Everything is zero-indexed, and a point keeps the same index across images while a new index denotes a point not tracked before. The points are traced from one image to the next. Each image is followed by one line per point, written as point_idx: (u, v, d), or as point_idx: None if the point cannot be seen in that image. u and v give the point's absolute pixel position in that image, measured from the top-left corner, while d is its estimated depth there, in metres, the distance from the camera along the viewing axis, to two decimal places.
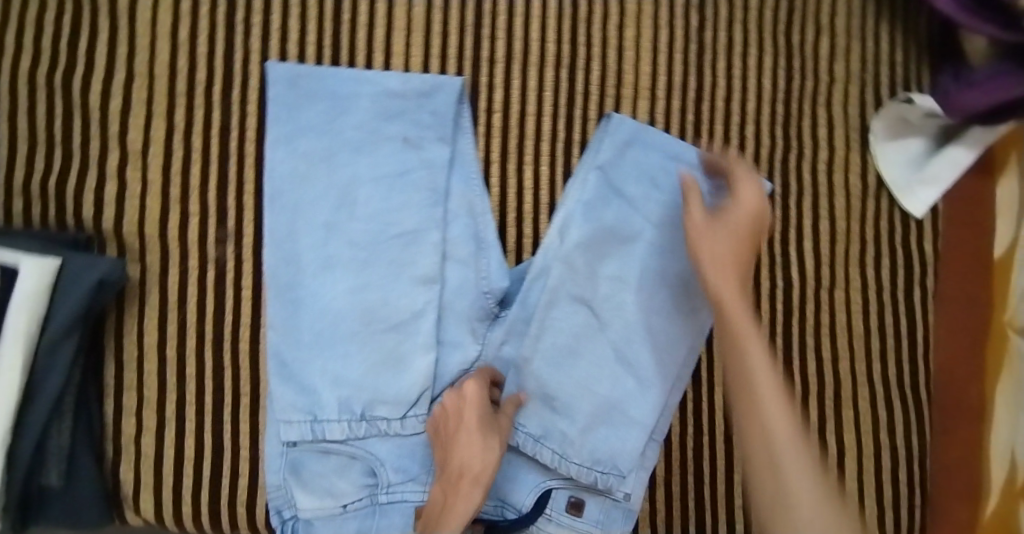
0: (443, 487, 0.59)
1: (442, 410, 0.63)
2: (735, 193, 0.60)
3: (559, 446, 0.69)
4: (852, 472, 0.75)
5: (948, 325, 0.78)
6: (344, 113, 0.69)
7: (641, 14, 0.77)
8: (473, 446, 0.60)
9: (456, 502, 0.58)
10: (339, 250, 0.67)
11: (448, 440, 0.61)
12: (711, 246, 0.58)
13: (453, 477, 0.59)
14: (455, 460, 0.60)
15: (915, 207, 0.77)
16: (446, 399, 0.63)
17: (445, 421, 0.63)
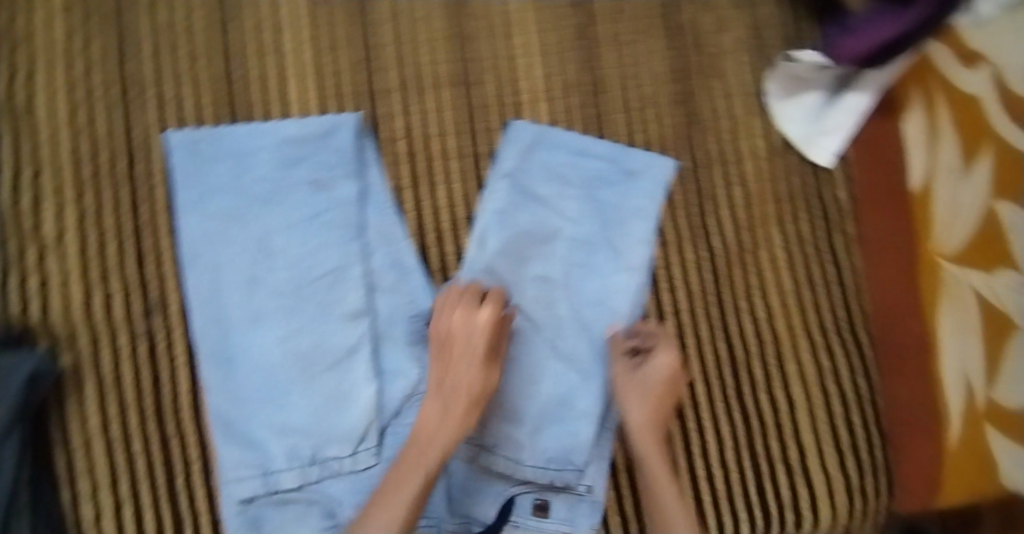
0: (443, 403, 0.66)
1: (455, 322, 0.68)
2: (655, 359, 0.71)
3: (513, 453, 0.71)
4: (806, 425, 0.77)
5: (880, 267, 0.80)
6: (248, 167, 0.70)
7: (527, 20, 0.79)
8: (476, 372, 0.67)
9: (450, 427, 0.65)
10: (265, 302, 0.68)
11: (449, 362, 0.67)
12: (630, 400, 0.70)
13: (451, 397, 0.66)
14: (457, 384, 0.67)
15: (821, 157, 0.80)
16: (459, 317, 0.68)
17: (454, 337, 0.68)
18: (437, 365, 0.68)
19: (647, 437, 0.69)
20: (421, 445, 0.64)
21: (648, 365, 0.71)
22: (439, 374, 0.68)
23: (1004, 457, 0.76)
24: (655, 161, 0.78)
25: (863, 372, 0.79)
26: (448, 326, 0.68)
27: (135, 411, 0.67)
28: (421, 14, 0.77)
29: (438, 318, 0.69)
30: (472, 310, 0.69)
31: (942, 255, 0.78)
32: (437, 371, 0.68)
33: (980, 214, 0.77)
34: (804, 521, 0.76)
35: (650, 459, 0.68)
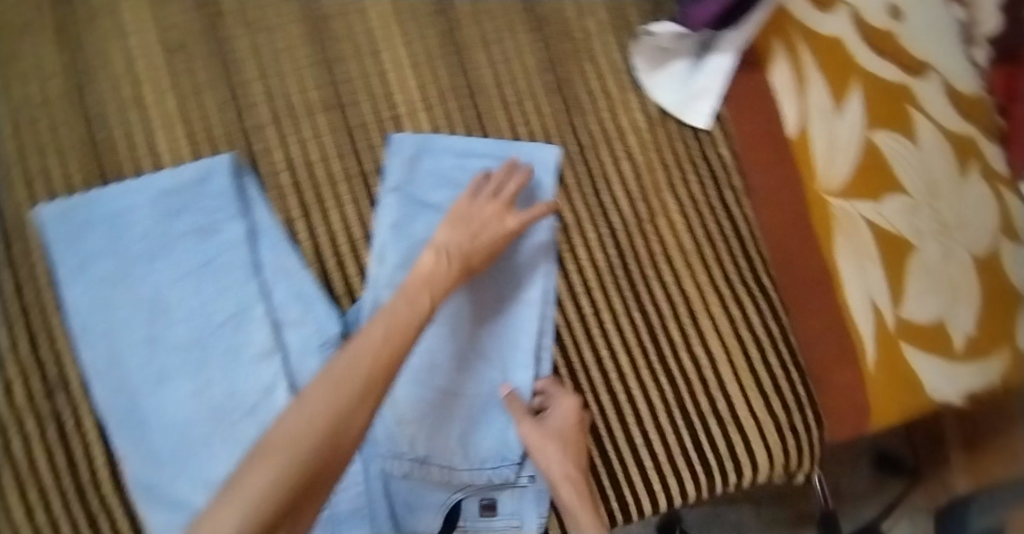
0: (443, 255, 0.69)
1: (488, 211, 0.73)
2: (558, 409, 0.74)
3: (447, 460, 0.75)
4: (731, 377, 0.81)
5: (770, 215, 0.84)
6: (128, 228, 0.70)
7: (391, 34, 0.80)
8: (484, 253, 0.71)
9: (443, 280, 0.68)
10: (169, 358, 0.69)
11: (463, 234, 0.71)
12: (549, 452, 0.72)
13: (454, 255, 0.69)
14: (465, 253, 0.70)
15: (697, 120, 0.83)
16: (496, 203, 0.73)
17: (476, 216, 0.72)
18: (449, 225, 0.71)
19: (571, 489, 0.70)
20: (422, 286, 0.66)
21: (552, 418, 0.74)
22: (450, 230, 0.71)
23: (923, 370, 0.80)
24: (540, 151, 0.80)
25: (772, 316, 0.83)
26: (475, 210, 0.73)
27: (54, 495, 0.65)
28: (282, 45, 0.77)
29: (469, 200, 0.74)
30: (502, 211, 0.73)
31: (827, 192, 0.82)
32: (447, 229, 0.71)
33: (860, 144, 0.83)
34: (744, 469, 0.79)
35: (583, 505, 0.70)
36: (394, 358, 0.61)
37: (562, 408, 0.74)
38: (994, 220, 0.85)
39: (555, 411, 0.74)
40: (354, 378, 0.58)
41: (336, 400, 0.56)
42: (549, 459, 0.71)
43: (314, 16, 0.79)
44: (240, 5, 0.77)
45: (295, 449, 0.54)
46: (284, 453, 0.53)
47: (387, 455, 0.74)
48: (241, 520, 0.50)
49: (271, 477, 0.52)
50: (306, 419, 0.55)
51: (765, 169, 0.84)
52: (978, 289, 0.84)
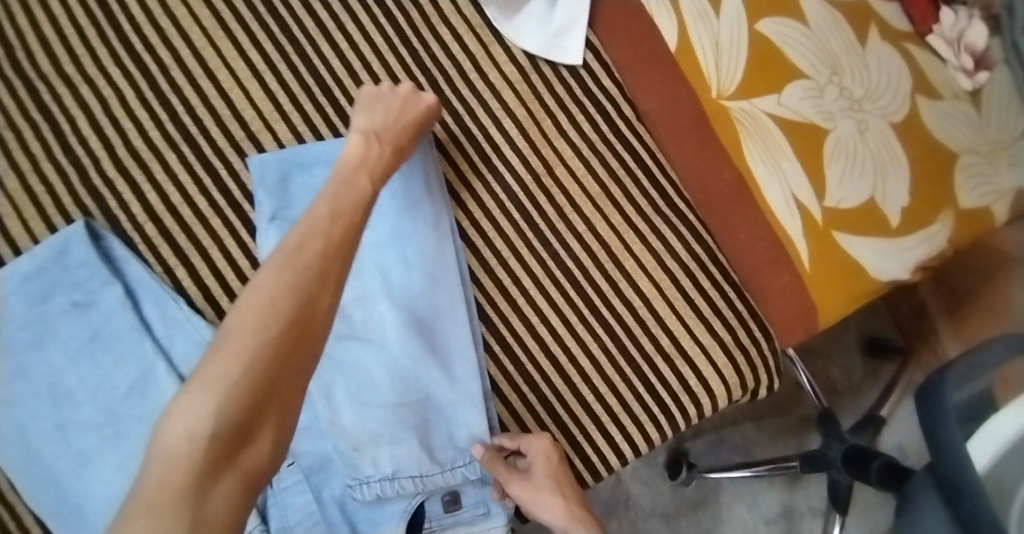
0: (371, 137, 0.68)
1: (401, 88, 0.72)
2: (536, 453, 0.70)
3: (415, 468, 0.71)
4: (666, 311, 0.77)
5: (671, 133, 0.79)
6: (3, 322, 0.68)
7: (221, 48, 0.74)
8: (411, 130, 0.71)
9: (376, 163, 0.67)
10: (85, 441, 0.67)
11: (384, 119, 0.70)
12: (546, 499, 0.69)
13: (382, 136, 0.69)
14: (395, 130, 0.70)
15: (570, 57, 0.79)
16: (406, 87, 0.73)
17: (389, 98, 0.72)
18: (364, 113, 0.70)
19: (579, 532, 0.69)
20: (357, 169, 0.65)
21: (536, 469, 0.70)
22: (368, 116, 0.70)
23: (861, 254, 0.76)
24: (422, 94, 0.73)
25: (695, 240, 0.79)
26: (387, 90, 0.72)
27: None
28: (109, 92, 0.72)
29: (375, 87, 0.73)
30: (413, 96, 0.72)
31: (721, 98, 0.76)
32: (364, 116, 0.70)
33: (744, 41, 0.77)
34: (702, 399, 0.77)
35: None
36: (345, 236, 0.59)
37: (534, 444, 0.70)
38: (905, 83, 0.79)
39: (533, 451, 0.70)
40: (307, 257, 0.56)
41: (295, 279, 0.54)
42: (545, 506, 0.69)
43: (136, 55, 0.73)
44: (54, 63, 0.72)
45: (272, 315, 0.51)
46: (250, 331, 0.50)
47: (353, 483, 0.70)
48: (217, 403, 0.48)
49: (245, 353, 0.49)
50: (271, 292, 0.53)
51: (654, 87, 0.78)
52: (904, 156, 0.78)
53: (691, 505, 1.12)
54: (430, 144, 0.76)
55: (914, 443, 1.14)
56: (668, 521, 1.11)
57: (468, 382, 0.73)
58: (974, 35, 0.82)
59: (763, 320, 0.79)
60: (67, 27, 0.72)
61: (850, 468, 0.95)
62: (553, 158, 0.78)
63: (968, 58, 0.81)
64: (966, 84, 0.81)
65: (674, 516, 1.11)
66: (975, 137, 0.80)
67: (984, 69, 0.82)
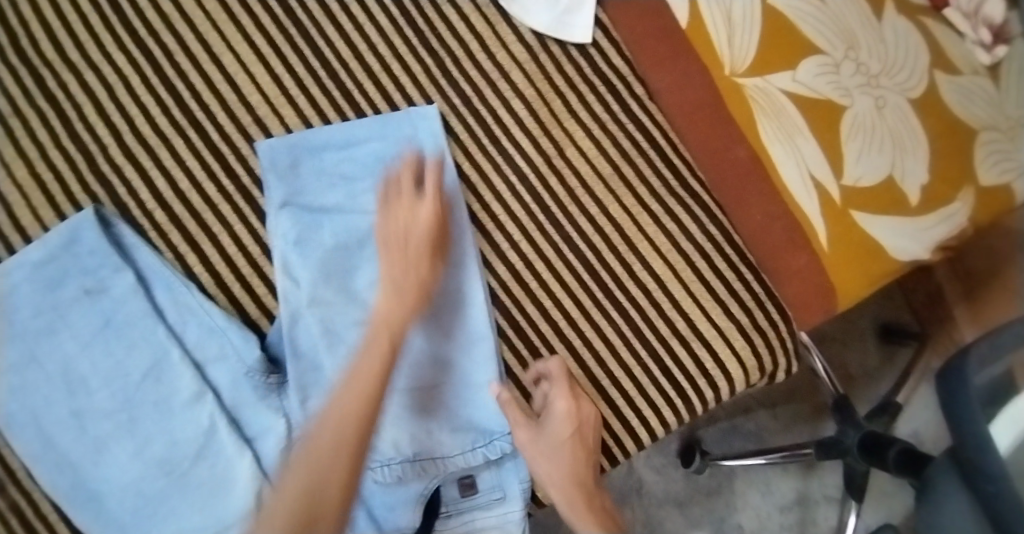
0: (392, 292, 0.67)
1: (402, 214, 0.68)
2: (560, 400, 0.69)
3: (438, 449, 0.71)
4: (681, 293, 0.75)
5: (685, 112, 0.77)
6: (17, 310, 0.68)
7: (224, 33, 0.73)
8: (431, 261, 0.68)
9: (414, 305, 0.67)
10: (101, 427, 0.67)
11: (404, 250, 0.68)
12: (566, 453, 0.69)
13: (405, 290, 0.67)
14: (423, 256, 0.67)
15: (578, 36, 0.77)
16: (404, 210, 0.68)
17: (395, 228, 0.68)
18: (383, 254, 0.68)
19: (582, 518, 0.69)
20: (380, 334, 0.65)
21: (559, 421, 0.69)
22: (388, 263, 0.68)
23: (880, 233, 0.74)
24: (423, 212, 0.68)
25: (711, 221, 0.77)
26: (393, 219, 0.68)
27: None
28: (115, 79, 0.71)
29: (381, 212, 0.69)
30: (417, 201, 0.68)
31: (735, 75, 0.75)
32: (386, 264, 0.67)
33: (757, 14, 0.76)
34: (719, 382, 0.75)
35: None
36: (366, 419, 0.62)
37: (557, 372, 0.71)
38: (922, 56, 0.78)
39: (558, 394, 0.69)
40: (325, 441, 0.60)
41: (314, 467, 0.59)
42: (562, 463, 0.69)
43: (141, 41, 0.72)
44: (59, 50, 0.71)
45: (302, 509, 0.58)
46: (279, 517, 0.58)
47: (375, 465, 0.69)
48: None
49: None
50: (302, 480, 0.59)
51: (666, 66, 0.77)
52: (922, 131, 0.76)
53: (705, 493, 1.11)
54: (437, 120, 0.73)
55: (930, 428, 1.13)
56: (679, 507, 1.10)
57: (485, 364, 0.72)
58: (993, 8, 0.77)
59: (788, 304, 0.76)
60: (71, 13, 0.71)
61: (866, 456, 0.93)
62: (565, 140, 0.76)
63: (986, 32, 0.77)
64: (984, 59, 0.78)
65: (686, 502, 1.11)
66: (991, 113, 0.77)
67: (1004, 43, 0.77)
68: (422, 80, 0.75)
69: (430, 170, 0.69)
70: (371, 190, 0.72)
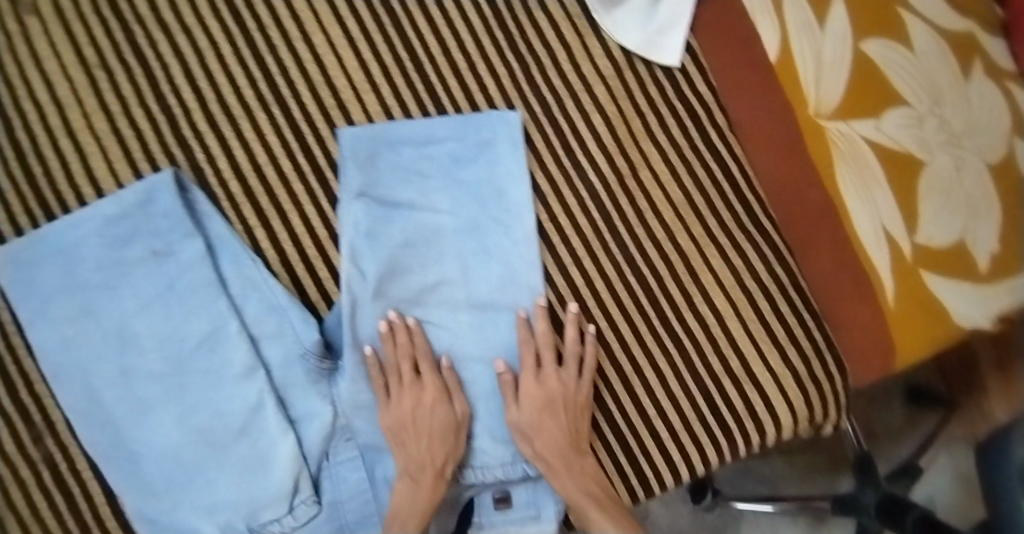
0: (412, 475, 0.67)
1: (406, 399, 0.68)
2: (525, 385, 0.69)
3: (478, 459, 0.71)
4: (740, 331, 0.74)
5: (765, 149, 0.76)
6: (81, 262, 0.67)
7: (318, 12, 0.73)
8: (444, 436, 0.68)
9: (433, 493, 0.66)
10: (148, 390, 0.67)
11: (418, 437, 0.67)
12: (553, 429, 0.68)
13: (426, 468, 0.67)
14: (436, 438, 0.68)
15: (667, 57, 0.76)
16: (409, 394, 0.68)
17: (403, 411, 0.68)
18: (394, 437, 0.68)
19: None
20: (410, 511, 0.65)
21: (529, 402, 0.69)
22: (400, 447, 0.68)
23: (943, 294, 0.73)
24: (425, 391, 0.68)
25: (777, 260, 0.76)
26: (394, 404, 0.68)
27: (62, 531, 0.66)
28: (205, 44, 0.71)
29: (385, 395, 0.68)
30: (416, 382, 0.69)
31: (819, 116, 0.73)
32: (398, 448, 0.68)
33: (848, 60, 0.76)
34: (767, 427, 0.73)
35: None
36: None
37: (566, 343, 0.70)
38: (1006, 121, 0.77)
39: (525, 378, 0.69)
40: None
41: None
42: (551, 442, 0.68)
43: (236, 9, 0.72)
44: (154, 9, 0.71)
45: None
46: None
47: None
48: None
49: None
50: None
51: (751, 102, 0.76)
52: (998, 199, 0.75)
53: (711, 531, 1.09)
54: (519, 127, 0.73)
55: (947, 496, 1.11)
56: None
57: None
58: None
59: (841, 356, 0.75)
60: None
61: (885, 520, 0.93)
62: (640, 161, 0.76)
63: None
64: None
65: None
66: None
67: None
68: (505, 84, 0.75)
69: (421, 353, 0.69)
70: (443, 191, 0.72)
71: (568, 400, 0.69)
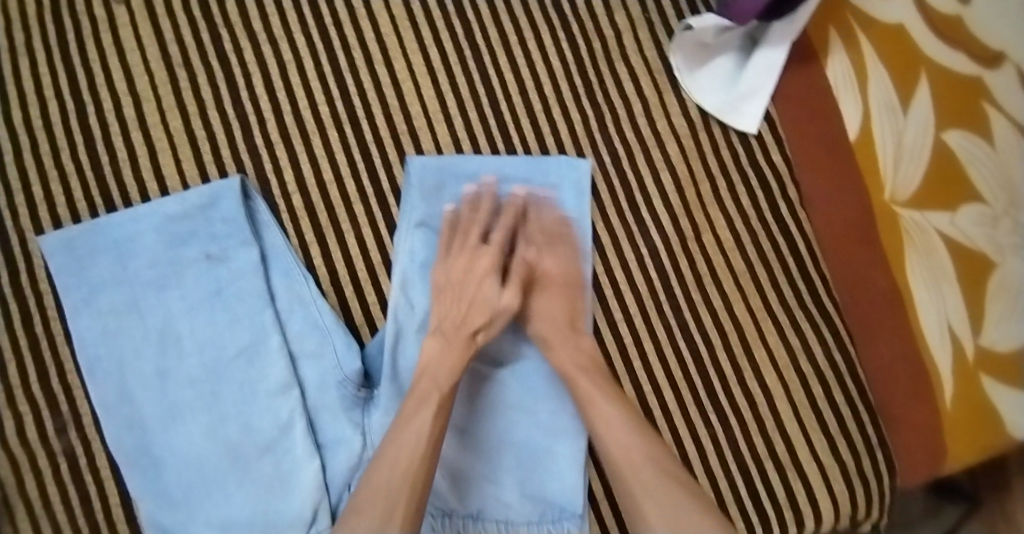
0: (444, 336, 0.65)
1: (457, 265, 0.67)
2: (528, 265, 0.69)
3: (504, 513, 0.68)
4: (789, 414, 0.71)
5: (835, 234, 0.74)
6: (135, 257, 0.67)
7: (402, 38, 0.73)
8: (492, 298, 0.66)
9: (460, 358, 0.64)
10: (182, 394, 0.66)
11: (461, 301, 0.66)
12: (552, 306, 0.68)
13: (463, 330, 0.65)
14: (476, 306, 0.66)
15: (746, 124, 0.75)
16: (460, 260, 0.67)
17: (451, 276, 0.67)
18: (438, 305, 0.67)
19: (644, 466, 0.59)
20: (440, 366, 0.63)
21: (545, 284, 0.69)
22: (441, 314, 0.66)
23: (1004, 403, 0.70)
24: (475, 253, 0.67)
25: (837, 347, 0.73)
26: (452, 272, 0.67)
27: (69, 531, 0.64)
28: (289, 57, 0.71)
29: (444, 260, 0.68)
30: (476, 251, 0.68)
31: (895, 201, 0.73)
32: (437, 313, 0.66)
33: (927, 149, 0.72)
34: (807, 521, 0.69)
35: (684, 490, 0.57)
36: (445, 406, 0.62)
37: (551, 224, 0.70)
38: None
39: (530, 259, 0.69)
40: (416, 424, 0.59)
41: (418, 443, 0.58)
42: (551, 317, 0.68)
43: (323, 26, 0.72)
44: (243, 15, 0.71)
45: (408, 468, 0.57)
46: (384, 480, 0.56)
47: (434, 512, 0.66)
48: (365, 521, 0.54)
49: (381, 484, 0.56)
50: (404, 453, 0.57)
51: (823, 177, 0.75)
52: None
53: None
54: (587, 176, 0.72)
55: None
56: None
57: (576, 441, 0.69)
58: None
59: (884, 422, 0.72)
60: None
61: None
62: (705, 224, 0.74)
63: None
64: None
65: None
66: None
67: None
68: (578, 132, 0.74)
69: (500, 223, 0.69)
70: None
71: (557, 273, 0.69)
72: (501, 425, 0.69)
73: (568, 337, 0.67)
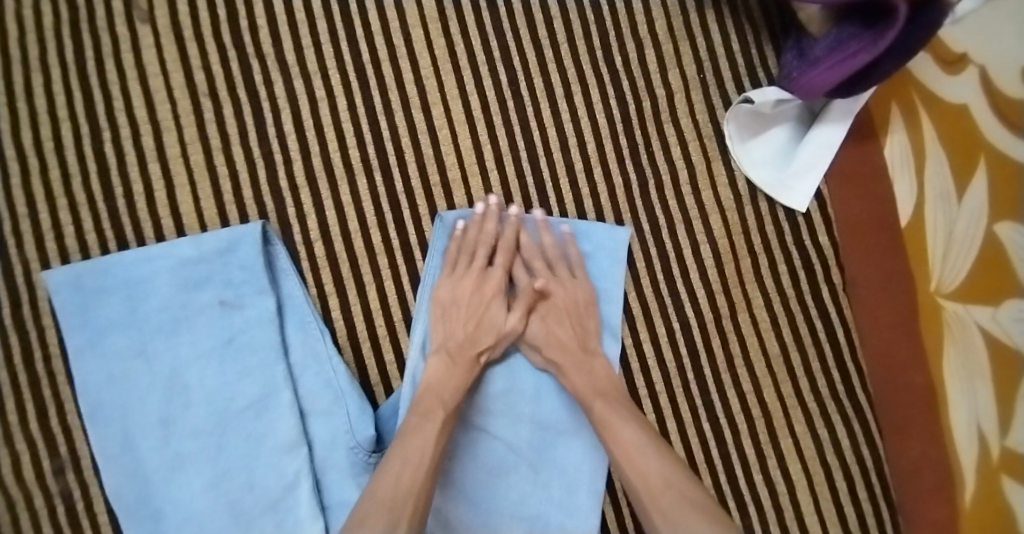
0: (450, 357, 0.64)
1: (467, 284, 0.65)
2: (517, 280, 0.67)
3: None
4: (807, 504, 0.70)
5: (872, 315, 0.71)
6: (145, 299, 0.63)
7: (443, 82, 0.69)
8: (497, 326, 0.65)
9: (466, 375, 0.64)
10: (186, 445, 0.63)
11: (465, 320, 0.65)
12: (561, 332, 0.66)
13: (467, 353, 0.64)
14: (483, 329, 0.65)
15: (796, 201, 0.71)
16: (472, 277, 0.66)
17: (461, 296, 0.65)
18: (441, 323, 0.65)
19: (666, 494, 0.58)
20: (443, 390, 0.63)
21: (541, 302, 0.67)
22: (447, 332, 0.65)
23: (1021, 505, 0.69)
24: (485, 274, 0.66)
25: (866, 441, 0.71)
26: (461, 290, 0.65)
27: None
28: (322, 95, 0.67)
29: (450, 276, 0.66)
30: (484, 273, 0.66)
31: (939, 293, 0.71)
32: (441, 329, 0.65)
33: (979, 238, 0.71)
34: None
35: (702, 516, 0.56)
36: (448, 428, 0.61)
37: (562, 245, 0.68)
38: None
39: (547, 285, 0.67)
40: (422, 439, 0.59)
41: (418, 459, 0.58)
42: (559, 345, 0.66)
43: (361, 64, 0.68)
44: (277, 45, 0.67)
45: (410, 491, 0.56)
46: (386, 495, 0.56)
47: None
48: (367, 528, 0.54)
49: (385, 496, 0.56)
50: (408, 469, 0.57)
51: (869, 255, 0.72)
52: None
53: None
54: (624, 244, 0.69)
55: None
56: None
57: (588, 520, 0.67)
58: None
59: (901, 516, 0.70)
60: (301, 12, 0.67)
61: None
62: (741, 302, 0.71)
63: None
64: None
65: None
66: None
67: None
68: (617, 197, 0.70)
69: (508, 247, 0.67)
70: None
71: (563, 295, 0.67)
72: (514, 497, 0.66)
73: (603, 386, 0.65)
